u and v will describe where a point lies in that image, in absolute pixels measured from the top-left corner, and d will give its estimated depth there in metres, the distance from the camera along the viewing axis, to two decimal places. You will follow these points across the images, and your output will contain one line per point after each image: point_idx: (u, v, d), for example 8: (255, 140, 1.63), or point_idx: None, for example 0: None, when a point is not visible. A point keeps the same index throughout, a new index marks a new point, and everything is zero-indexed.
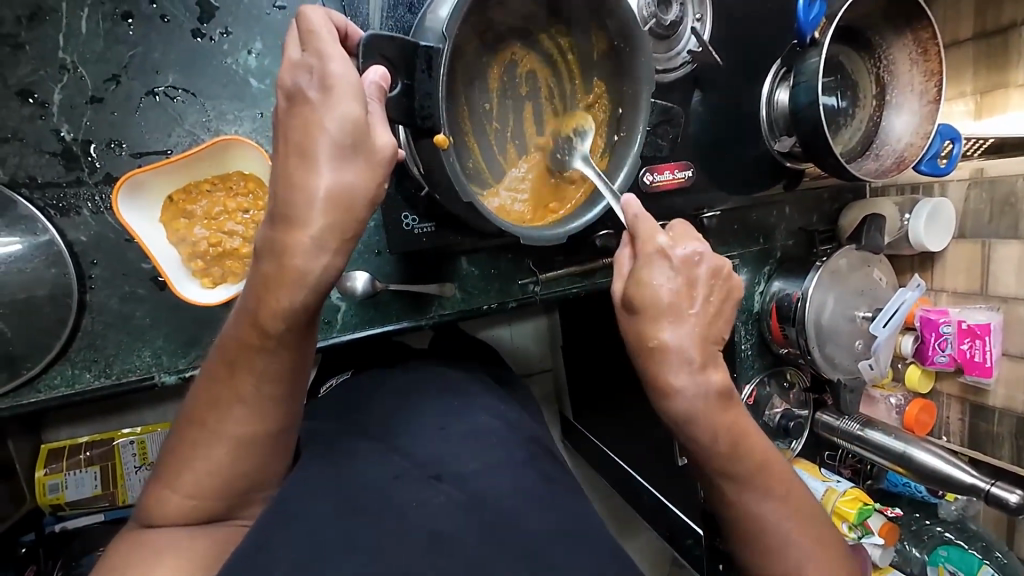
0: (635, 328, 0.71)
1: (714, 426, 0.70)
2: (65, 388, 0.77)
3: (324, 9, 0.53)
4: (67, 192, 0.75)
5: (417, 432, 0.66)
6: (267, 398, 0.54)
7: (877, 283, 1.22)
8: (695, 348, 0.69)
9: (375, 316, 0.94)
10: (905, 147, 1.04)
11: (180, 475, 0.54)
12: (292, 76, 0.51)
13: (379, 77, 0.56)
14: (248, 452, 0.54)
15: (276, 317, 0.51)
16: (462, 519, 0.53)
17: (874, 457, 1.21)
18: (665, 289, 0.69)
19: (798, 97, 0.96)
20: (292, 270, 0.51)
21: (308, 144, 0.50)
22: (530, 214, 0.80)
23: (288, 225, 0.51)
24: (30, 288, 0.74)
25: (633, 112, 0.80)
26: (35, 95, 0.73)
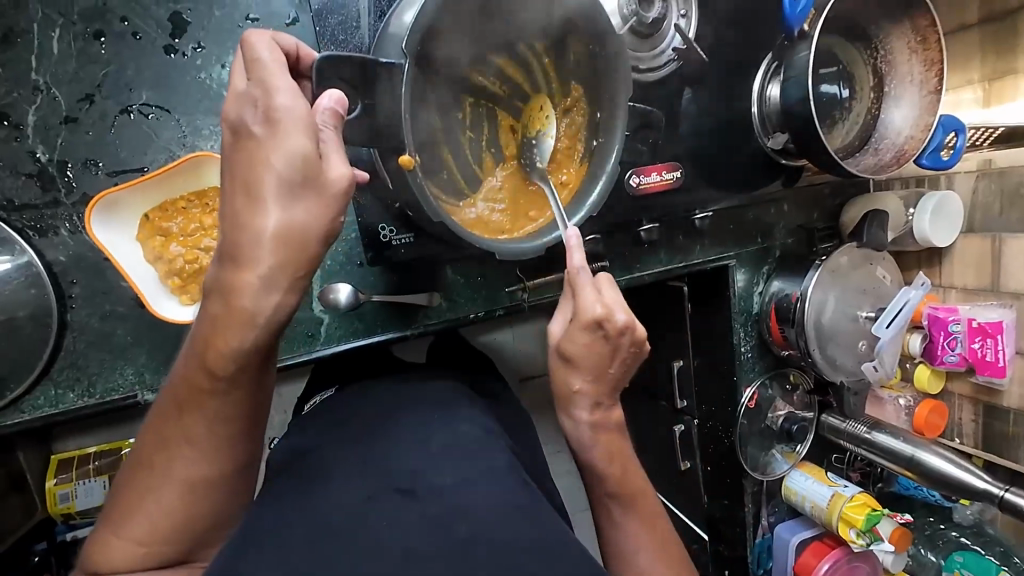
0: (559, 376, 0.72)
1: (605, 450, 0.71)
2: (49, 408, 0.77)
3: (269, 35, 0.52)
4: (44, 214, 0.75)
5: (393, 447, 0.64)
6: (220, 439, 0.53)
7: (880, 281, 1.17)
8: (606, 393, 0.71)
9: (360, 327, 0.93)
10: (905, 140, 1.00)
11: (131, 519, 0.52)
12: (236, 110, 0.50)
13: (333, 103, 0.53)
14: (202, 493, 0.53)
15: (225, 358, 0.50)
16: (433, 535, 0.51)
17: (883, 462, 1.17)
18: (593, 354, 0.69)
19: (789, 91, 0.93)
20: (239, 310, 0.50)
21: (254, 183, 0.49)
22: (510, 223, 0.79)
23: (236, 266, 0.49)
24: (10, 311, 0.73)
25: (610, 118, 0.79)
26: (10, 117, 0.72)
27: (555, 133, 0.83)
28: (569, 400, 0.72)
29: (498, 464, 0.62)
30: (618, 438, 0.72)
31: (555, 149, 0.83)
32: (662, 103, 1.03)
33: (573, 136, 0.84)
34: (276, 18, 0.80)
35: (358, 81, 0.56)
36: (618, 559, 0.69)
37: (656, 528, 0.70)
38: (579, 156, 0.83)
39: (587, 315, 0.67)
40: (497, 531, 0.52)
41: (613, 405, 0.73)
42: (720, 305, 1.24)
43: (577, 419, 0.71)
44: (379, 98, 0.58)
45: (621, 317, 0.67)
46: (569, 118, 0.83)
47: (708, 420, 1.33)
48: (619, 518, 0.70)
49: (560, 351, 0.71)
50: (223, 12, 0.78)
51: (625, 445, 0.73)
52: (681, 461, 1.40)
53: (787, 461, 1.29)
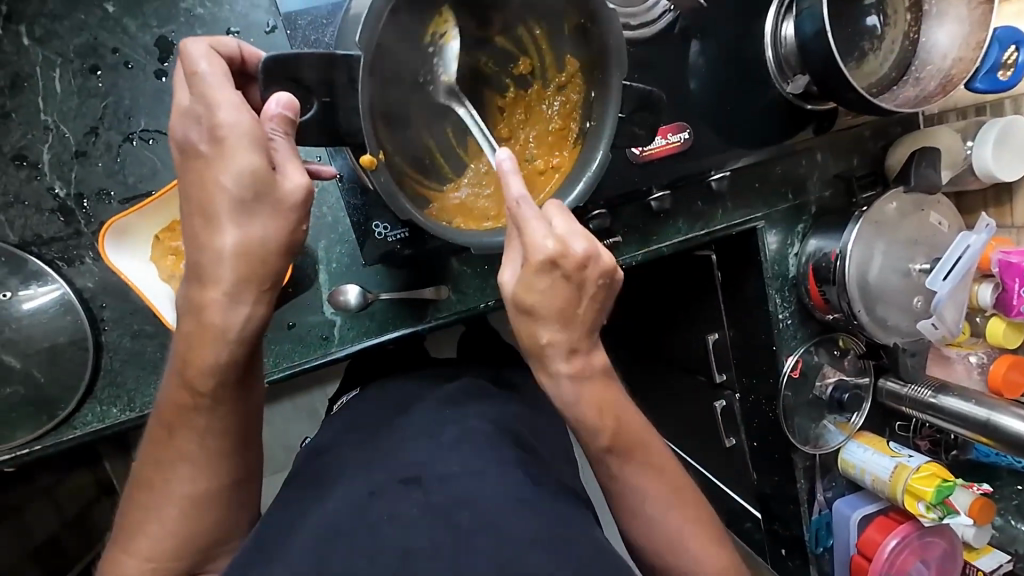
0: (525, 327, 0.64)
1: (598, 405, 0.65)
2: (97, 423, 0.82)
3: (204, 42, 0.52)
4: (69, 245, 0.80)
5: (398, 443, 0.64)
6: (213, 453, 0.56)
7: (936, 228, 1.04)
8: (584, 340, 0.64)
9: (372, 326, 0.94)
10: (952, 63, 0.87)
11: (137, 537, 0.55)
12: (182, 129, 0.51)
13: (282, 106, 0.52)
14: (203, 505, 0.56)
15: (204, 373, 0.53)
16: (437, 531, 0.51)
17: (952, 427, 1.05)
18: (554, 298, 0.61)
19: (803, 28, 0.82)
20: (212, 326, 0.52)
21: (207, 204, 0.51)
22: (495, 209, 0.75)
23: (202, 284, 0.52)
24: (53, 337, 0.80)
25: (604, 98, 0.72)
26: (28, 158, 0.77)
27: (547, 113, 0.79)
28: (544, 350, 0.64)
29: (506, 456, 0.61)
30: (608, 386, 0.66)
31: (548, 131, 0.79)
32: (665, 60, 0.96)
33: (568, 115, 0.78)
34: (255, 28, 0.80)
35: (313, 80, 0.54)
36: (627, 509, 0.68)
37: (667, 472, 0.68)
38: (573, 136, 0.78)
39: (539, 255, 0.59)
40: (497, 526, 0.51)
41: (593, 350, 0.66)
42: (751, 270, 1.15)
43: (559, 374, 0.64)
44: (339, 94, 0.56)
45: (578, 249, 0.59)
46: (563, 96, 0.78)
47: (751, 394, 1.24)
48: (620, 469, 0.67)
49: (518, 302, 0.62)
50: (204, 30, 0.80)
51: (609, 392, 0.66)
52: (725, 438, 1.33)
53: (842, 433, 1.19)
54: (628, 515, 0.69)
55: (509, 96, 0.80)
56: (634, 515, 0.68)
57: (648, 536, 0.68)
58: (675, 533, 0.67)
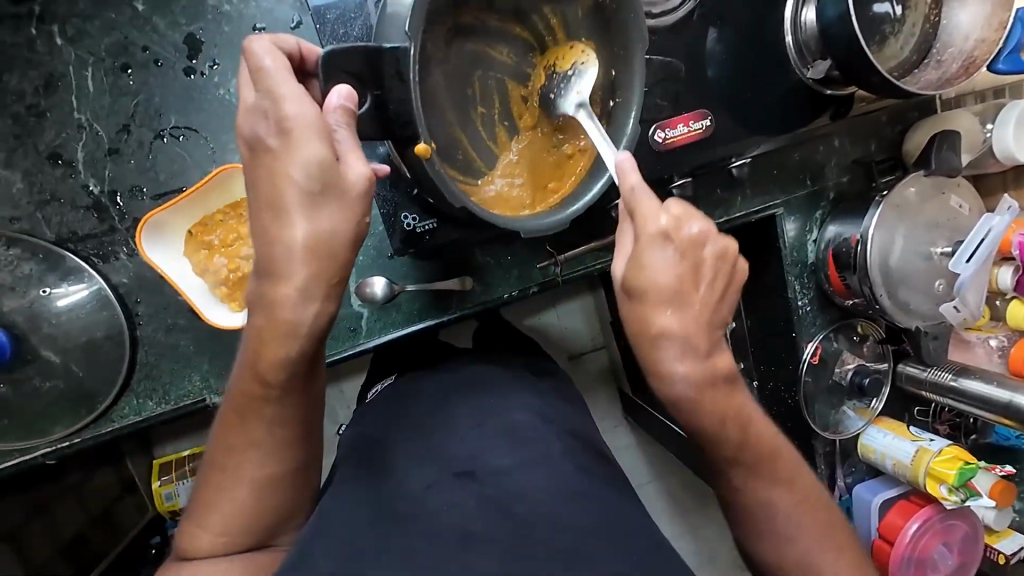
0: (637, 313, 0.65)
1: (719, 413, 0.67)
2: (134, 417, 0.84)
3: (267, 39, 0.54)
4: (104, 241, 0.81)
5: (450, 436, 0.68)
6: (280, 440, 0.59)
7: (956, 211, 1.04)
8: (698, 332, 0.65)
9: (398, 318, 0.95)
10: (974, 45, 0.87)
11: (210, 515, 0.58)
12: (250, 124, 0.53)
13: (343, 98, 0.54)
14: (272, 487, 0.59)
15: (276, 366, 0.55)
16: (492, 518, 0.56)
17: (974, 410, 1.05)
18: (670, 275, 0.64)
19: (824, 13, 0.83)
20: (283, 321, 0.54)
21: (277, 197, 0.52)
22: (530, 198, 0.76)
23: (274, 280, 0.54)
24: (90, 331, 0.81)
25: (628, 77, 0.73)
26: (63, 156, 0.79)
27: None
28: (658, 341, 0.65)
29: (555, 452, 0.65)
30: (733, 396, 0.68)
31: None
32: (684, 49, 0.96)
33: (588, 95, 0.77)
34: (280, 24, 0.81)
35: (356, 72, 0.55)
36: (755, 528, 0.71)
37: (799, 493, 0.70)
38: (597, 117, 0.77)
39: (654, 228, 0.63)
40: (557, 519, 0.56)
41: (712, 353, 0.66)
42: (771, 257, 1.16)
43: (670, 362, 0.65)
44: (388, 86, 0.57)
45: (693, 227, 0.64)
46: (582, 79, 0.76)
47: (768, 381, 1.24)
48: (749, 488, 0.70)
49: (632, 281, 0.64)
50: (231, 26, 0.81)
51: (728, 397, 0.68)
52: None
53: (862, 418, 1.19)
54: (754, 530, 0.71)
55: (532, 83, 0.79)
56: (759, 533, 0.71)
57: (776, 552, 0.71)
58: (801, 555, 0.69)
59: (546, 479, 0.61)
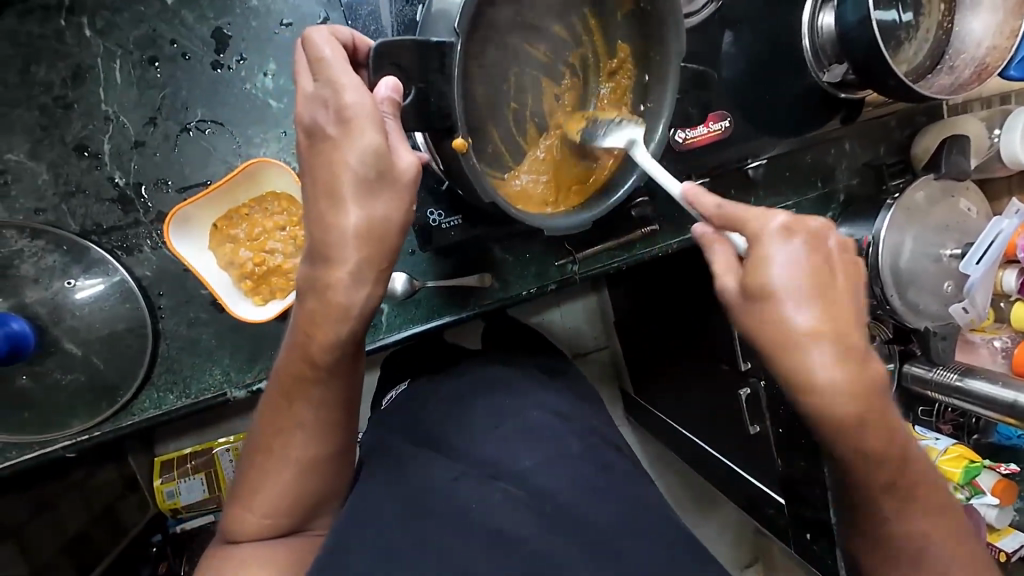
0: (766, 315, 0.58)
1: (875, 432, 0.60)
2: (154, 410, 0.83)
3: (326, 29, 0.55)
4: (128, 233, 0.81)
5: (479, 438, 0.70)
6: (325, 421, 0.62)
7: (966, 215, 1.06)
8: (850, 338, 0.58)
9: (418, 314, 0.95)
10: (987, 51, 0.90)
11: (258, 495, 0.61)
12: (309, 111, 0.55)
13: (391, 90, 0.55)
14: (315, 469, 0.62)
15: (325, 346, 0.58)
16: (521, 514, 0.58)
17: (978, 410, 1.05)
18: (809, 268, 0.58)
19: (844, 17, 0.84)
20: (336, 303, 0.57)
21: (335, 183, 0.54)
22: (553, 195, 0.78)
23: (328, 264, 0.56)
24: (112, 324, 0.81)
25: (659, 81, 0.78)
26: (89, 148, 0.79)
27: (597, 97, 0.81)
28: (801, 346, 0.57)
29: (573, 450, 0.67)
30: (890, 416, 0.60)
31: (601, 115, 0.81)
32: (702, 52, 0.98)
33: (618, 100, 0.81)
34: (308, 19, 0.82)
35: (397, 62, 0.56)
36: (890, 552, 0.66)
37: (944, 513, 0.65)
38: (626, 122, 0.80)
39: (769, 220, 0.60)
40: (583, 512, 0.58)
41: (868, 370, 0.58)
42: None
43: (822, 371, 0.57)
44: (431, 80, 0.58)
45: (813, 221, 0.61)
46: (614, 82, 0.80)
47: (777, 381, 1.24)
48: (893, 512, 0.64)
49: (758, 279, 0.58)
50: (259, 21, 0.81)
51: (881, 409, 0.59)
52: (750, 425, 1.33)
53: None
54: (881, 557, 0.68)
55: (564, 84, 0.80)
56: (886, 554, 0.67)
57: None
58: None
59: (572, 477, 0.62)
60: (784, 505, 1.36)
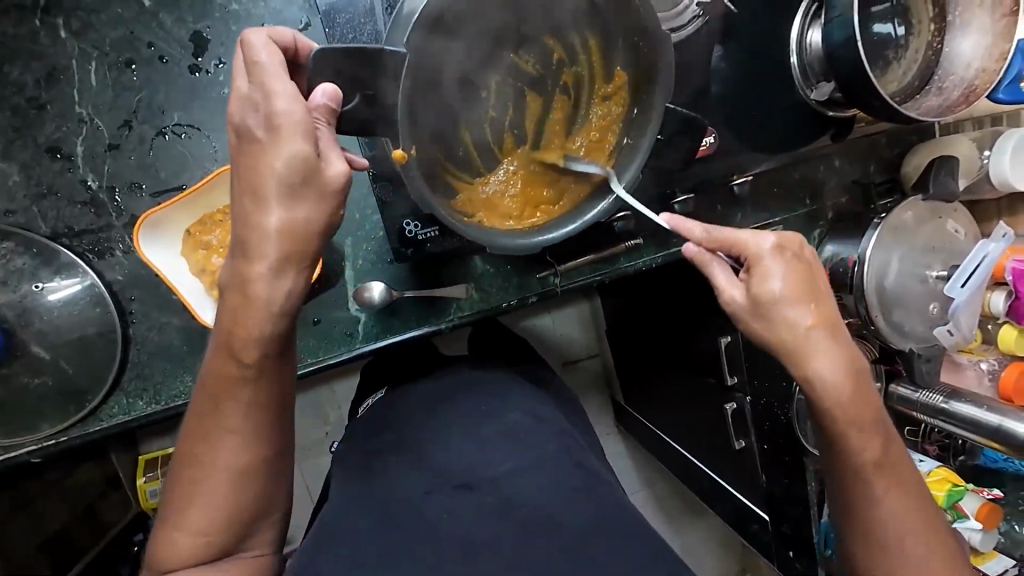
0: (768, 318, 0.65)
1: (864, 417, 0.65)
2: (122, 416, 0.82)
3: (264, 32, 0.52)
4: (100, 237, 0.80)
5: (452, 446, 0.68)
6: (259, 425, 0.57)
7: (953, 236, 1.05)
8: (838, 332, 0.65)
9: (393, 325, 0.94)
10: (976, 73, 0.89)
11: (187, 513, 0.55)
12: (239, 113, 0.51)
13: (327, 97, 0.53)
14: (248, 478, 0.57)
15: (250, 342, 0.53)
16: (489, 519, 0.57)
17: (961, 433, 1.03)
18: (799, 276, 0.65)
19: (830, 35, 0.82)
20: (255, 297, 0.52)
21: (258, 184, 0.50)
22: (517, 212, 0.77)
23: (247, 258, 0.51)
24: (82, 328, 0.80)
25: (646, 115, 0.75)
26: (62, 150, 0.78)
27: (584, 120, 0.79)
28: (801, 341, 0.64)
29: (551, 451, 0.66)
30: (875, 404, 0.66)
31: (587, 139, 0.79)
32: (690, 66, 0.97)
33: (606, 127, 0.79)
34: (289, 24, 0.81)
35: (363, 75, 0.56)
36: (889, 554, 0.65)
37: (926, 510, 0.66)
38: (608, 150, 0.78)
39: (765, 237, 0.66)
40: (558, 517, 0.56)
41: (854, 359, 0.66)
42: None
43: (819, 363, 0.64)
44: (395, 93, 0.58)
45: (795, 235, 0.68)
46: (605, 107, 0.78)
47: (762, 397, 1.23)
48: (892, 509, 0.65)
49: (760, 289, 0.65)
50: (239, 26, 0.80)
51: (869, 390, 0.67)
52: (735, 440, 1.32)
53: None
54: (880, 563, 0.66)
55: (554, 102, 0.79)
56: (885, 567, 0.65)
57: None
58: None
59: (545, 480, 0.61)
60: (768, 520, 1.35)
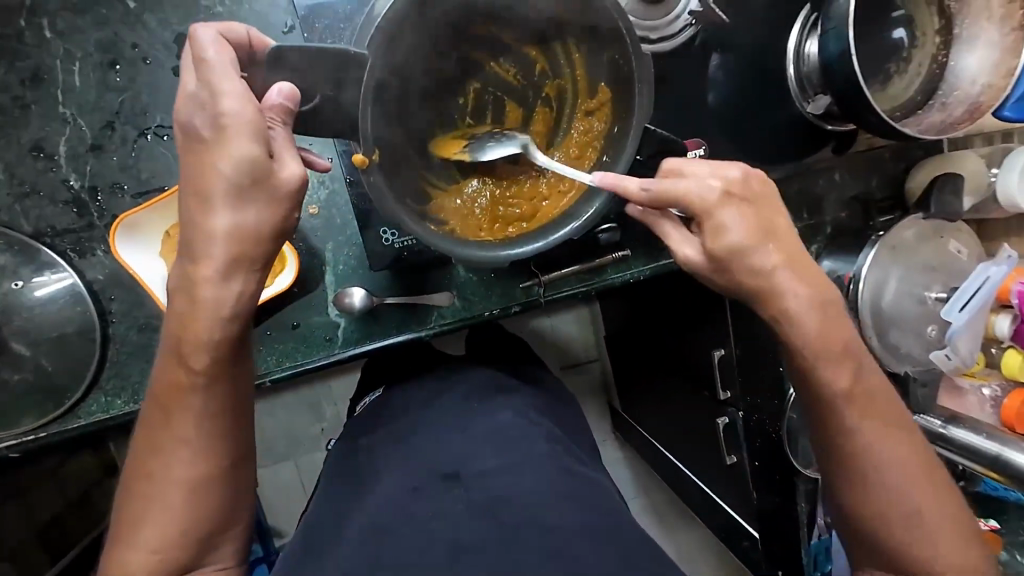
0: (727, 269, 0.65)
1: (836, 343, 0.66)
2: (101, 414, 0.82)
3: (214, 29, 0.52)
4: (81, 236, 0.81)
5: (439, 443, 0.69)
6: (213, 435, 0.57)
7: (954, 256, 1.02)
8: (796, 263, 0.66)
9: (375, 330, 0.93)
10: (982, 89, 0.84)
11: (142, 530, 0.55)
12: (186, 112, 0.50)
13: (283, 98, 0.53)
14: (204, 490, 0.57)
15: (198, 349, 0.53)
16: (483, 523, 0.56)
17: (962, 460, 0.98)
18: (749, 218, 0.64)
19: (826, 47, 0.79)
20: (203, 300, 0.51)
21: (204, 186, 0.50)
22: (488, 224, 0.74)
23: (194, 260, 0.51)
24: (61, 327, 0.80)
25: (626, 133, 0.70)
26: (45, 150, 0.78)
27: (563, 133, 0.77)
28: (763, 279, 0.64)
29: (538, 451, 0.65)
30: (844, 327, 0.67)
31: (566, 155, 0.77)
32: (684, 76, 0.95)
33: (586, 143, 0.75)
34: (272, 28, 0.80)
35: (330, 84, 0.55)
36: (866, 479, 0.67)
37: (902, 431, 0.68)
38: (586, 167, 0.74)
39: (707, 188, 0.62)
40: (547, 518, 0.56)
41: (817, 287, 0.66)
42: None
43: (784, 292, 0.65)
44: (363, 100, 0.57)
45: (735, 172, 0.64)
46: (586, 122, 0.75)
47: (754, 413, 1.18)
48: (875, 439, 0.67)
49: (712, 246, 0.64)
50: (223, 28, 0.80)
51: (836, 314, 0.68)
52: (727, 454, 1.28)
53: None
54: (859, 488, 0.68)
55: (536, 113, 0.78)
56: (873, 495, 0.67)
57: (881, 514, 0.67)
58: (925, 500, 0.66)
59: (536, 482, 0.60)
60: (758, 538, 1.32)
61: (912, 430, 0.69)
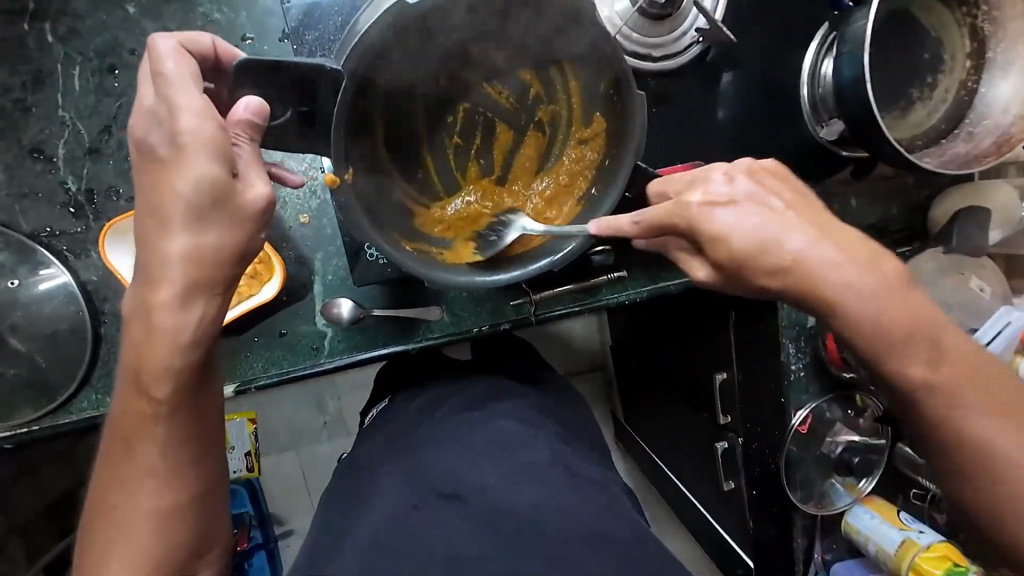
0: (749, 284, 0.60)
1: (909, 318, 0.58)
2: (90, 411, 0.83)
3: (175, 41, 0.51)
4: (78, 237, 0.82)
5: (433, 449, 0.67)
6: (176, 464, 0.57)
7: (975, 294, 0.95)
8: (833, 247, 0.57)
9: (362, 341, 0.91)
10: (1013, 119, 0.77)
11: (106, 565, 0.55)
12: (141, 128, 0.49)
13: (250, 112, 0.51)
14: (170, 520, 0.57)
15: (158, 378, 0.53)
16: (486, 535, 0.58)
17: None
18: (754, 216, 0.58)
19: (841, 70, 0.74)
20: (160, 326, 0.51)
21: (161, 207, 0.49)
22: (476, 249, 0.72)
23: (150, 285, 0.50)
24: (55, 325, 0.82)
25: (616, 163, 0.68)
26: (44, 152, 0.80)
27: (553, 161, 0.75)
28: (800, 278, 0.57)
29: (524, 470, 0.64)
30: (915, 295, 0.59)
31: (555, 182, 0.74)
32: (689, 93, 0.91)
33: (578, 171, 0.73)
34: (267, 37, 0.80)
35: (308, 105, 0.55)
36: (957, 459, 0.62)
37: (996, 400, 0.60)
38: (576, 196, 0.72)
39: (694, 203, 0.59)
40: (548, 522, 0.58)
41: (869, 263, 0.58)
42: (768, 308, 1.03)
43: (833, 279, 0.57)
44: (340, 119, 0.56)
45: (717, 174, 0.60)
46: (579, 151, 0.73)
47: (754, 441, 1.12)
48: (985, 428, 0.60)
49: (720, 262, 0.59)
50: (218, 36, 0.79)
51: (897, 282, 0.58)
52: (725, 480, 1.21)
53: (850, 495, 1.10)
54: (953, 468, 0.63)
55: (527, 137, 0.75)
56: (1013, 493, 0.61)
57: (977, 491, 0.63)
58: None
59: (536, 496, 0.60)
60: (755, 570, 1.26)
61: (1008, 390, 0.61)
